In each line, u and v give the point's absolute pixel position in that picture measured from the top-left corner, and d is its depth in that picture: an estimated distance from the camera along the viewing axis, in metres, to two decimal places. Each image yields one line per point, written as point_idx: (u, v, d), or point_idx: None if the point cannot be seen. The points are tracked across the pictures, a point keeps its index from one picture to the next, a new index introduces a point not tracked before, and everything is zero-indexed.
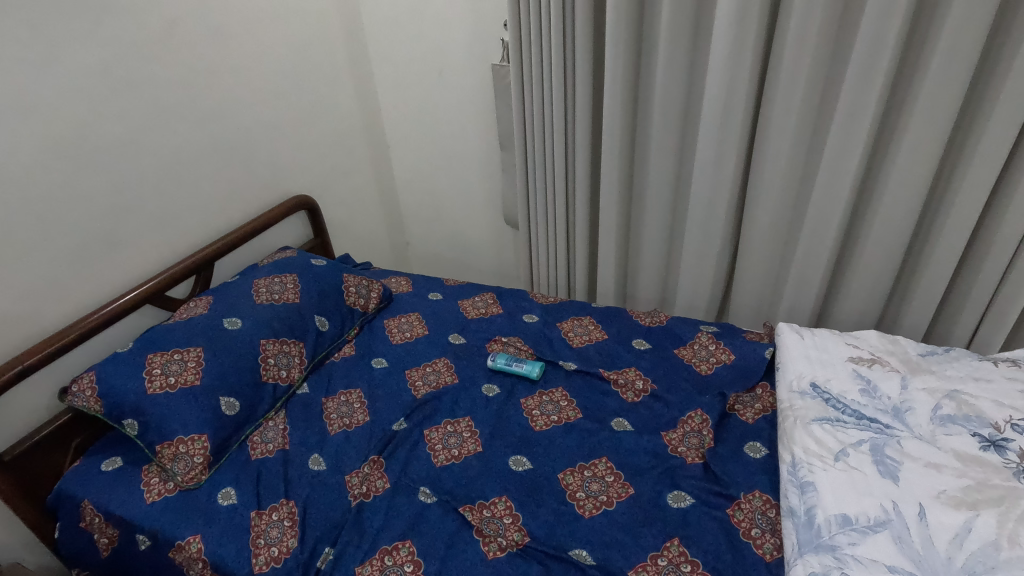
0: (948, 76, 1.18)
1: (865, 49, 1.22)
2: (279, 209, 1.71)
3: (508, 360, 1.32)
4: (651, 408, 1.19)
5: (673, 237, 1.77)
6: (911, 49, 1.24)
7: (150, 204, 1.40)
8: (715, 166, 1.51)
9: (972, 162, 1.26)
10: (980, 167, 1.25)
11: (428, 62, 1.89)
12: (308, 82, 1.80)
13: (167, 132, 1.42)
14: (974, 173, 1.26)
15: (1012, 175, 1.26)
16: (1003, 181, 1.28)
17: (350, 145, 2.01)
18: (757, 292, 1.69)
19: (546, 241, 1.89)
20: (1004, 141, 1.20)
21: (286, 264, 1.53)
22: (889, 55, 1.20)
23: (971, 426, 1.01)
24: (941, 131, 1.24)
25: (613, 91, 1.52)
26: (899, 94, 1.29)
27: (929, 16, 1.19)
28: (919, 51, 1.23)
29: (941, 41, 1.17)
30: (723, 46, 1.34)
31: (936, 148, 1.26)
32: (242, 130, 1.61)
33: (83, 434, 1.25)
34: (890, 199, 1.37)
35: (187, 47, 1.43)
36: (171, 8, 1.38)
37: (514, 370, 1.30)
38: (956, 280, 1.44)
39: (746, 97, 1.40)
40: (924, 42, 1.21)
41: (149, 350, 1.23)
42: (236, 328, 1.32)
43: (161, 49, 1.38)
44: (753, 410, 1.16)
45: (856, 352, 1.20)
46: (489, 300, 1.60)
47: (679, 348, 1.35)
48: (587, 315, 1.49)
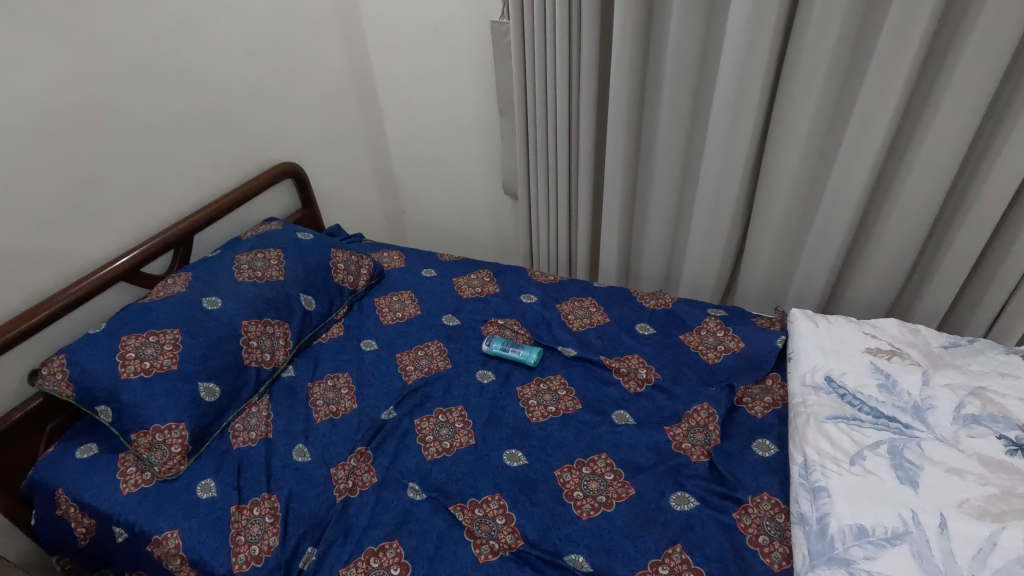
0: (994, 41, 1.07)
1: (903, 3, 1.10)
2: (264, 177, 1.61)
3: (514, 345, 1.24)
4: (654, 400, 1.12)
5: (682, 211, 1.67)
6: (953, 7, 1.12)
7: (121, 175, 1.30)
8: (729, 137, 1.41)
9: (1012, 136, 1.15)
10: (1019, 145, 1.14)
11: (423, 19, 1.75)
12: (292, 39, 1.66)
13: (136, 90, 1.30)
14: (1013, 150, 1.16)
15: None
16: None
17: (339, 108, 1.89)
18: (767, 271, 1.61)
19: (547, 212, 1.79)
20: None
21: (270, 237, 1.45)
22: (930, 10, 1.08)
23: (996, 427, 0.95)
24: (978, 104, 1.13)
25: (621, 51, 1.39)
26: (934, 59, 1.18)
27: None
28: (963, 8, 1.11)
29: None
30: (744, 4, 1.21)
31: (970, 123, 1.16)
32: (221, 89, 1.49)
33: (59, 417, 1.19)
34: (917, 175, 1.27)
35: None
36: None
37: (513, 357, 1.23)
38: (981, 263, 1.35)
39: (765, 60, 1.28)
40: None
41: (123, 331, 1.16)
42: (216, 308, 1.24)
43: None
44: (761, 405, 1.09)
45: (874, 343, 1.13)
46: (486, 278, 1.51)
47: (685, 334, 1.28)
48: (588, 296, 1.41)
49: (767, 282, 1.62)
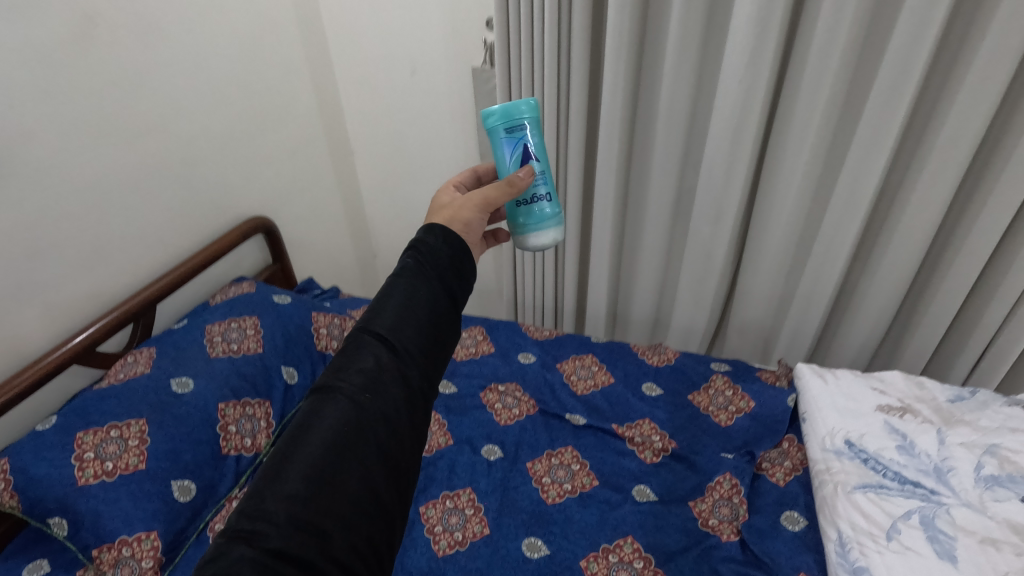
0: (968, 117, 1.08)
1: (904, 39, 1.05)
2: (232, 237, 1.48)
3: (523, 246, 0.91)
4: (674, 471, 1.08)
5: (672, 255, 1.62)
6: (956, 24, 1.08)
7: (73, 244, 1.18)
8: (722, 185, 1.36)
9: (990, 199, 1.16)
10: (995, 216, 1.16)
11: (398, 60, 1.66)
12: (260, 84, 1.54)
13: (72, 141, 1.14)
14: (990, 212, 1.17)
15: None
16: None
17: (312, 153, 1.77)
18: (760, 317, 1.56)
19: (532, 258, 1.70)
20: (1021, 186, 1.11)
21: (244, 302, 1.34)
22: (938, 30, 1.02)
23: (1018, 488, 0.92)
24: (958, 168, 1.14)
25: (611, 97, 1.32)
26: (916, 127, 1.20)
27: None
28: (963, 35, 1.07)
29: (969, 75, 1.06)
30: (737, 62, 1.18)
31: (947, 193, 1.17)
32: (182, 138, 1.35)
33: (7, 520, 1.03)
34: (899, 242, 1.27)
35: (108, 29, 1.16)
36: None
37: (535, 209, 0.88)
38: (958, 320, 1.37)
39: (759, 112, 1.23)
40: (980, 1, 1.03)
41: (79, 427, 1.02)
42: (187, 391, 1.11)
43: (68, 33, 1.10)
44: (783, 471, 1.06)
45: (884, 400, 1.12)
46: (479, 336, 1.44)
47: (694, 393, 1.25)
48: (589, 354, 1.36)
49: (761, 325, 1.58)
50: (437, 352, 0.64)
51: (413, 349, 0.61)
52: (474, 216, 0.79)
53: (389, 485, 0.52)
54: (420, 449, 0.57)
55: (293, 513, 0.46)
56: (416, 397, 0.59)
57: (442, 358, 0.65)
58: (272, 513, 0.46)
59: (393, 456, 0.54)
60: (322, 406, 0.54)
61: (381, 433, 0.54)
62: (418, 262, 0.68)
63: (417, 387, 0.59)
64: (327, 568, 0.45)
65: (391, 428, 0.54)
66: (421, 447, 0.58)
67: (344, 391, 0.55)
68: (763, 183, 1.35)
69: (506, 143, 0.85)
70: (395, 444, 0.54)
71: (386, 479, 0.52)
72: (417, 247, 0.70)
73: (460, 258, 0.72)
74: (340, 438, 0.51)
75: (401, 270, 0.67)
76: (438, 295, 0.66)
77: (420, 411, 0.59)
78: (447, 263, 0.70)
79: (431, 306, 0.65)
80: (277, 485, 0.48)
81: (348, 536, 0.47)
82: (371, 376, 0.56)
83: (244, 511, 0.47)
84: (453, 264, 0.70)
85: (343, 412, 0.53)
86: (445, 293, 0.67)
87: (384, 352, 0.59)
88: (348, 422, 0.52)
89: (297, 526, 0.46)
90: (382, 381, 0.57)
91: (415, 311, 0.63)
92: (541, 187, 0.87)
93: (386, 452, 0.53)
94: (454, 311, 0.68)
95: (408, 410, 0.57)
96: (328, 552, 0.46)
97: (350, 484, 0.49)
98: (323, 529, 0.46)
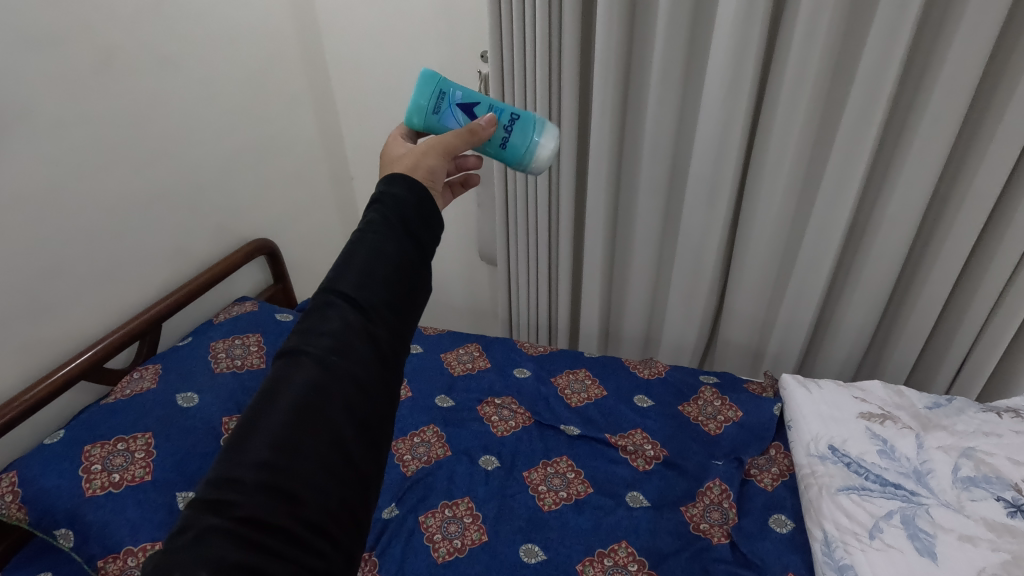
0: (932, 143, 1.15)
1: (869, 73, 1.13)
2: (236, 257, 1.53)
3: (540, 169, 0.91)
4: (665, 478, 1.12)
5: (661, 275, 1.68)
6: (915, 62, 1.15)
7: (83, 264, 1.22)
8: (707, 206, 1.43)
9: (956, 220, 1.22)
10: (960, 237, 1.22)
11: (396, 92, 1.73)
12: (264, 114, 1.61)
13: (85, 167, 1.19)
14: (956, 234, 1.22)
15: (992, 236, 1.22)
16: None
17: (312, 179, 1.84)
18: (747, 333, 1.62)
19: (527, 278, 1.76)
20: (985, 207, 1.17)
21: (248, 321, 1.40)
22: (899, 63, 1.09)
23: (993, 489, 0.95)
24: (924, 189, 1.20)
25: (600, 124, 1.40)
26: (885, 154, 1.26)
27: (950, 30, 1.06)
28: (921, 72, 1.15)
29: (929, 105, 1.12)
30: (717, 91, 1.26)
31: (917, 213, 1.24)
32: (189, 164, 1.41)
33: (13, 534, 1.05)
34: (874, 259, 1.33)
35: (125, 61, 1.23)
36: (87, 6, 1.15)
37: (517, 133, 0.88)
38: (934, 335, 1.41)
39: (739, 137, 1.31)
40: (936, 40, 1.10)
41: (87, 439, 1.06)
42: (193, 405, 1.14)
43: (88, 66, 1.17)
44: (771, 476, 1.11)
45: (865, 407, 1.15)
46: (475, 353, 1.48)
47: (684, 404, 1.29)
48: (582, 368, 1.41)
49: (748, 341, 1.64)
50: (411, 302, 0.58)
51: (383, 303, 0.55)
52: (438, 166, 0.71)
53: (360, 446, 0.49)
54: (393, 409, 0.53)
55: (260, 479, 0.43)
56: (389, 356, 0.54)
57: (416, 308, 0.59)
58: (239, 480, 0.43)
59: (364, 416, 0.50)
60: (288, 369, 0.50)
61: (351, 394, 0.50)
62: (387, 208, 0.61)
63: (389, 343, 0.54)
64: (299, 529, 0.43)
65: (360, 390, 0.50)
66: (393, 405, 0.54)
67: (310, 353, 0.50)
68: (744, 205, 1.42)
69: (448, 115, 0.87)
70: (367, 405, 0.50)
71: (358, 440, 0.49)
72: (386, 193, 0.63)
73: (431, 203, 0.65)
74: (307, 401, 0.47)
75: (368, 218, 0.60)
76: (409, 243, 0.60)
77: (392, 366, 0.54)
78: (418, 210, 0.63)
79: (402, 254, 0.59)
80: (243, 453, 0.45)
81: (320, 501, 0.45)
82: (336, 336, 0.51)
83: (211, 480, 0.44)
84: (424, 209, 0.64)
85: (309, 374, 0.49)
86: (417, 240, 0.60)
87: (352, 308, 0.53)
88: (315, 385, 0.48)
89: (265, 491, 0.43)
90: (350, 340, 0.51)
91: (383, 262, 0.57)
92: (503, 115, 0.87)
93: (357, 414, 0.49)
94: (427, 258, 0.62)
95: (379, 370, 0.52)
96: (299, 515, 0.44)
97: (318, 447, 0.46)
98: (292, 494, 0.44)
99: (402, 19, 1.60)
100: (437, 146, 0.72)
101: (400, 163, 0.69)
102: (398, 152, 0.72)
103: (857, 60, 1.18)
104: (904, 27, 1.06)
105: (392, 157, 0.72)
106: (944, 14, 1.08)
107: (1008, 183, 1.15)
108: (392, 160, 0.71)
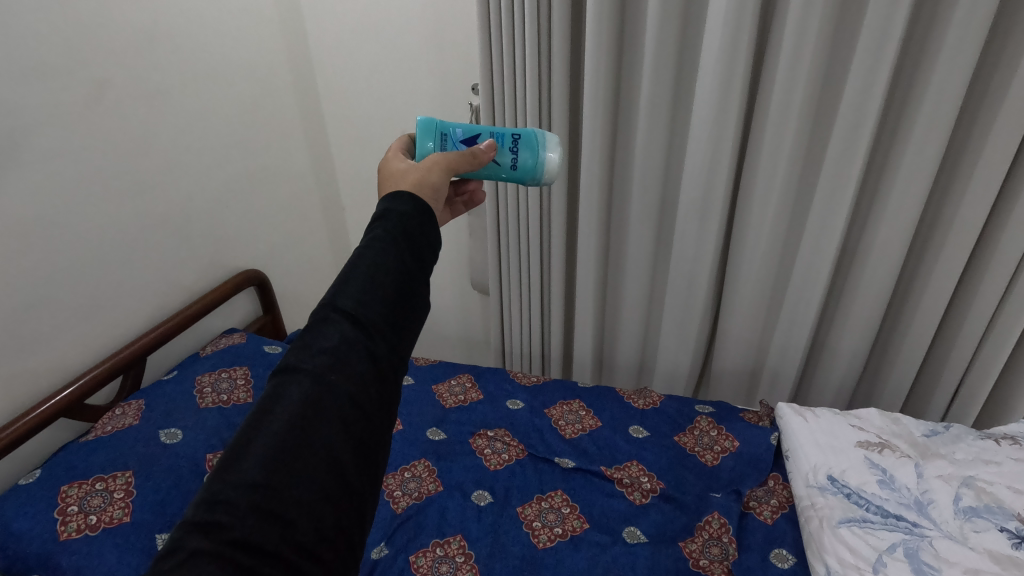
0: (917, 170, 1.17)
1: (852, 103, 1.15)
2: (224, 289, 1.51)
3: (554, 177, 0.91)
4: (662, 512, 1.09)
5: (653, 303, 1.68)
6: (896, 92, 1.18)
7: (67, 297, 1.20)
8: (697, 235, 1.43)
9: (943, 247, 1.23)
10: (949, 263, 1.23)
11: (388, 123, 1.75)
12: (257, 146, 1.62)
13: (73, 198, 1.19)
14: (944, 260, 1.24)
15: (979, 262, 1.23)
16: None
17: (304, 210, 1.83)
18: (741, 361, 1.61)
19: (519, 306, 1.75)
20: (971, 233, 1.18)
21: (234, 354, 1.37)
22: (881, 93, 1.12)
23: (996, 520, 0.94)
24: (911, 217, 1.22)
25: (590, 154, 1.42)
26: (871, 181, 1.28)
27: (928, 64, 1.10)
28: (902, 102, 1.18)
29: (912, 134, 1.15)
30: (705, 121, 1.28)
31: (905, 240, 1.25)
32: (180, 195, 1.41)
33: None
34: (865, 286, 1.33)
35: (117, 94, 1.24)
36: (81, 40, 1.16)
37: (524, 150, 0.88)
38: (926, 362, 1.41)
39: (727, 167, 1.33)
40: (916, 71, 1.13)
41: (65, 479, 1.02)
42: (176, 442, 1.11)
43: (80, 99, 1.17)
44: (770, 509, 1.08)
45: (864, 435, 1.14)
46: (467, 384, 1.46)
47: (680, 434, 1.27)
48: (575, 399, 1.39)
49: (742, 369, 1.63)
50: (412, 317, 0.57)
51: (384, 317, 0.54)
52: (440, 180, 0.70)
53: (357, 468, 0.48)
54: (390, 427, 0.52)
55: (252, 502, 0.42)
56: (388, 372, 0.53)
57: (417, 323, 0.58)
58: (230, 502, 0.42)
59: (361, 436, 0.49)
60: (283, 387, 0.48)
61: (348, 411, 0.48)
62: (388, 220, 0.60)
63: (388, 360, 0.53)
64: (291, 555, 0.42)
65: (358, 408, 0.49)
66: (392, 424, 0.53)
67: (307, 369, 0.49)
68: (734, 233, 1.43)
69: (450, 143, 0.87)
70: (364, 422, 0.49)
71: (355, 459, 0.48)
72: (386, 206, 0.62)
73: (431, 216, 0.64)
74: (302, 420, 0.46)
75: (368, 231, 0.60)
76: (411, 255, 0.59)
77: (391, 384, 0.53)
78: (419, 223, 0.62)
79: (403, 267, 0.58)
80: (234, 473, 0.43)
81: (313, 524, 0.43)
82: (334, 350, 0.50)
83: (201, 502, 0.43)
84: (426, 223, 0.63)
85: (305, 391, 0.48)
86: (419, 253, 0.60)
87: (351, 324, 0.52)
88: (311, 404, 0.47)
89: (256, 514, 0.42)
90: (347, 355, 0.51)
91: (384, 275, 0.56)
92: (504, 138, 0.88)
93: (354, 432, 0.48)
94: (428, 272, 0.61)
95: (377, 386, 0.52)
96: (292, 539, 0.42)
97: (314, 468, 0.45)
98: (285, 517, 0.42)
99: (394, 53, 1.63)
100: (439, 163, 0.72)
101: (403, 175, 0.68)
102: (400, 164, 0.71)
103: (840, 91, 1.20)
104: (885, 59, 1.09)
105: (392, 170, 0.71)
106: (922, 47, 1.11)
107: (991, 210, 1.17)
108: (392, 172, 0.70)
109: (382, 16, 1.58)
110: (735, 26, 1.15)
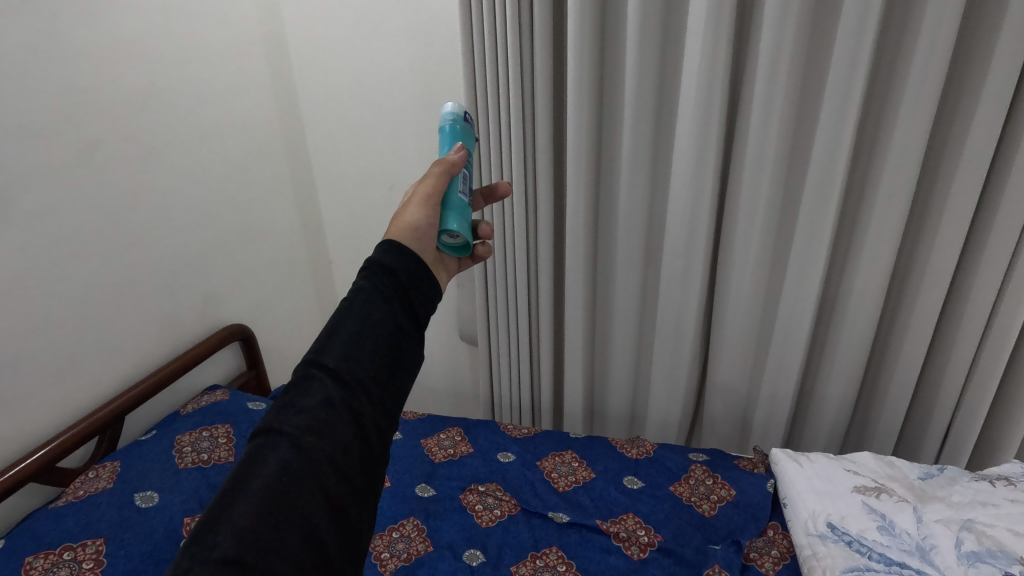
0: (888, 217, 1.21)
1: (822, 155, 1.21)
2: (207, 344, 1.48)
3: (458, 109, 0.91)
4: (661, 566, 1.06)
5: (642, 351, 1.68)
6: (862, 144, 1.24)
7: (46, 356, 1.18)
8: (682, 283, 1.46)
9: (921, 290, 1.26)
10: (927, 305, 1.26)
11: (376, 180, 1.78)
12: (246, 202, 1.63)
13: (59, 254, 1.18)
14: (922, 303, 1.27)
15: (955, 304, 1.27)
16: (1011, 269, 1.16)
17: (291, 266, 1.83)
18: (732, 408, 1.60)
19: (508, 357, 1.73)
20: (945, 276, 1.22)
21: (216, 412, 1.33)
22: (848, 145, 1.18)
23: (1000, 564, 0.92)
24: (887, 261, 1.26)
25: (575, 205, 1.46)
26: (846, 229, 1.33)
27: (890, 118, 1.16)
28: (869, 153, 1.24)
29: (881, 184, 1.20)
30: (685, 172, 1.33)
31: (883, 284, 1.28)
32: (167, 251, 1.41)
33: None
34: (848, 329, 1.36)
35: (109, 153, 1.26)
36: (77, 102, 1.19)
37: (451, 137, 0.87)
38: (915, 405, 1.42)
39: (708, 216, 1.37)
40: (879, 123, 1.20)
41: (31, 549, 0.96)
42: (152, 506, 1.06)
43: (70, 158, 1.19)
44: (771, 560, 1.05)
45: (859, 480, 1.12)
46: (457, 437, 1.43)
47: (675, 484, 1.25)
48: (568, 450, 1.36)
49: (733, 416, 1.62)
50: (400, 374, 0.58)
51: (369, 378, 0.55)
52: (420, 217, 0.71)
53: (334, 535, 0.48)
54: (371, 491, 0.53)
55: None
56: (371, 435, 0.54)
57: (407, 378, 0.60)
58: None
59: (340, 502, 0.50)
60: (262, 451, 0.49)
61: (326, 479, 0.49)
62: (380, 272, 0.62)
63: (372, 420, 0.54)
64: None
65: (337, 474, 0.50)
66: (374, 486, 0.54)
67: (286, 433, 0.50)
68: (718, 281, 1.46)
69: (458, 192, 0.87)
70: (343, 489, 0.50)
71: (331, 528, 0.48)
72: (377, 257, 0.63)
73: (424, 266, 0.65)
74: (279, 489, 0.47)
75: (359, 284, 0.61)
76: (399, 311, 0.60)
77: (375, 445, 0.54)
78: (410, 274, 0.63)
79: (391, 323, 0.59)
80: (206, 546, 0.43)
81: None
82: (315, 415, 0.51)
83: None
84: (418, 273, 0.64)
85: (284, 459, 0.49)
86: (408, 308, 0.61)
87: (334, 384, 0.54)
88: (290, 470, 0.48)
89: None
90: (329, 420, 0.51)
91: (370, 333, 0.57)
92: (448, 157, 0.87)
93: (332, 499, 0.49)
94: (419, 325, 0.63)
95: (358, 450, 0.52)
96: None
97: (288, 539, 0.45)
98: None
99: (383, 114, 1.68)
100: (416, 201, 0.73)
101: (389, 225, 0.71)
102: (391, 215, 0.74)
103: (811, 145, 1.27)
104: (850, 113, 1.15)
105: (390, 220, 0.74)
106: (882, 103, 1.19)
107: (961, 253, 1.21)
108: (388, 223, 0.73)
109: (371, 79, 1.65)
110: (707, 84, 1.22)
